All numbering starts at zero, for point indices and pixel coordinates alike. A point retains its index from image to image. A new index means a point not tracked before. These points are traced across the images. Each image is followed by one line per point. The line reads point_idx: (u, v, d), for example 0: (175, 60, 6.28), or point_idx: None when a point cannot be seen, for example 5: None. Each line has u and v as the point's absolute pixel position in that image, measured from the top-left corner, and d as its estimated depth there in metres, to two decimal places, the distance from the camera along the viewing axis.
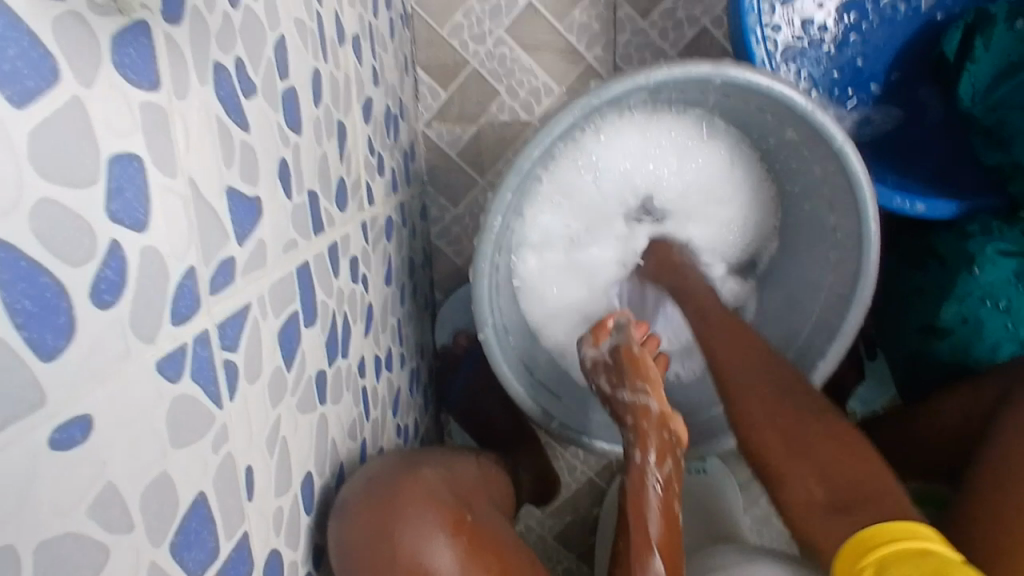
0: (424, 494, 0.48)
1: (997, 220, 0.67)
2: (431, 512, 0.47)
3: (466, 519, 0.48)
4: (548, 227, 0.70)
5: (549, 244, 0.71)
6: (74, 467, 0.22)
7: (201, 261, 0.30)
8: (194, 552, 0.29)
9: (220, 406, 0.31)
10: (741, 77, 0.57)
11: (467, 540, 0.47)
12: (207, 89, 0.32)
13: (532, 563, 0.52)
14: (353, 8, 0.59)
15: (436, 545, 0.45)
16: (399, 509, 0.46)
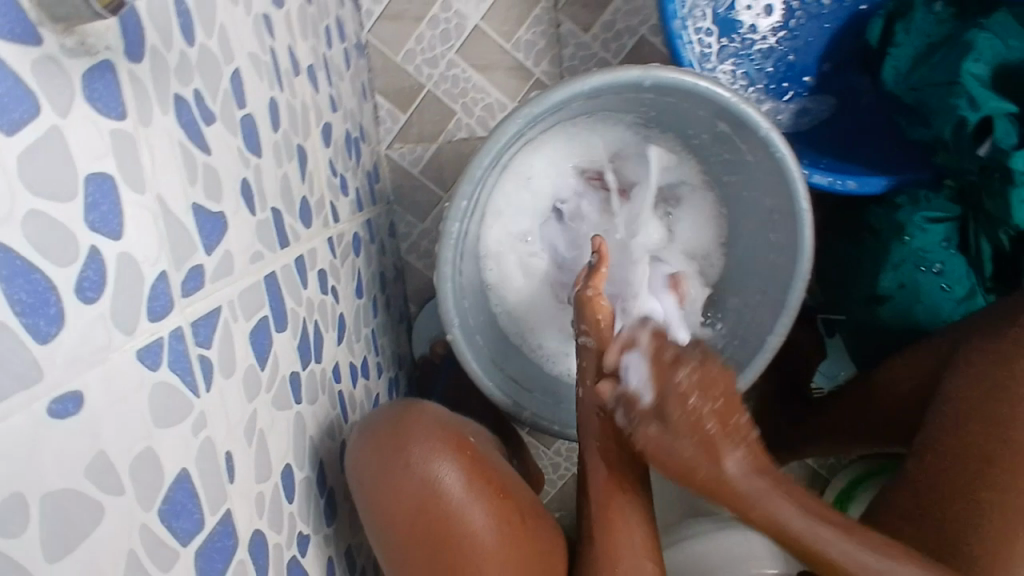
0: (429, 425, 0.57)
1: (924, 189, 0.71)
2: (434, 439, 0.56)
3: (467, 445, 0.58)
4: (503, 232, 0.75)
5: (505, 249, 0.75)
6: (73, 435, 0.26)
7: (172, 267, 0.34)
8: (183, 521, 0.33)
9: (198, 394, 0.35)
10: (668, 77, 0.61)
11: (469, 460, 0.57)
12: (169, 118, 0.36)
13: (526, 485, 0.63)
14: (306, 42, 0.64)
15: (444, 465, 0.54)
16: (408, 438, 0.56)
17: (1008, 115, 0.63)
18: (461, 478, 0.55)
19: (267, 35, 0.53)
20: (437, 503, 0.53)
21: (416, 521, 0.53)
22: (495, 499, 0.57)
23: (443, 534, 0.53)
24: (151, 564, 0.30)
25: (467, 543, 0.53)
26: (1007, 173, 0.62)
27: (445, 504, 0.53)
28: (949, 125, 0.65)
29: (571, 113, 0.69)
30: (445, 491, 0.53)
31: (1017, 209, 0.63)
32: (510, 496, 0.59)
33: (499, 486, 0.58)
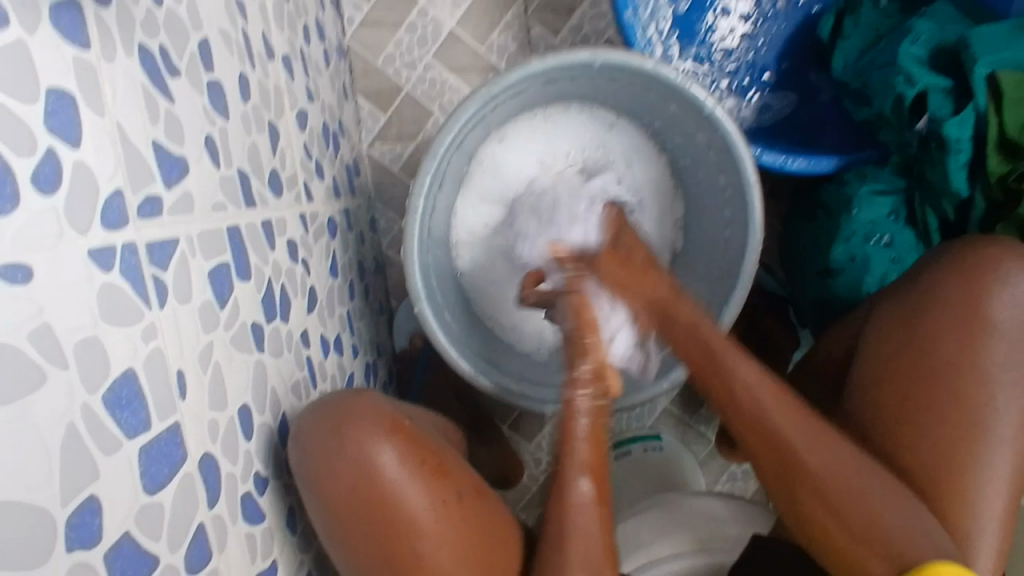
0: (371, 409, 0.58)
1: (870, 166, 0.77)
2: (375, 423, 0.57)
3: (403, 423, 0.59)
4: (473, 214, 0.80)
5: (477, 231, 0.81)
6: (13, 299, 0.30)
7: (128, 188, 0.38)
8: (128, 415, 0.35)
9: (149, 307, 0.38)
10: (615, 58, 0.66)
11: (406, 440, 0.57)
12: (133, 61, 0.40)
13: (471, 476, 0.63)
14: (282, 33, 0.69)
15: (380, 446, 0.56)
16: (350, 421, 0.56)
17: (942, 90, 0.68)
18: (397, 457, 0.56)
19: (239, 17, 0.58)
20: (374, 483, 0.55)
21: (354, 502, 0.54)
22: (435, 479, 0.57)
23: (382, 514, 0.54)
24: (90, 443, 0.33)
25: (406, 523, 0.55)
26: (942, 142, 0.67)
27: (382, 484, 0.55)
28: (889, 101, 0.70)
29: (531, 97, 0.74)
30: (382, 471, 0.55)
31: (954, 177, 0.68)
32: (453, 477, 0.59)
33: (440, 466, 0.59)
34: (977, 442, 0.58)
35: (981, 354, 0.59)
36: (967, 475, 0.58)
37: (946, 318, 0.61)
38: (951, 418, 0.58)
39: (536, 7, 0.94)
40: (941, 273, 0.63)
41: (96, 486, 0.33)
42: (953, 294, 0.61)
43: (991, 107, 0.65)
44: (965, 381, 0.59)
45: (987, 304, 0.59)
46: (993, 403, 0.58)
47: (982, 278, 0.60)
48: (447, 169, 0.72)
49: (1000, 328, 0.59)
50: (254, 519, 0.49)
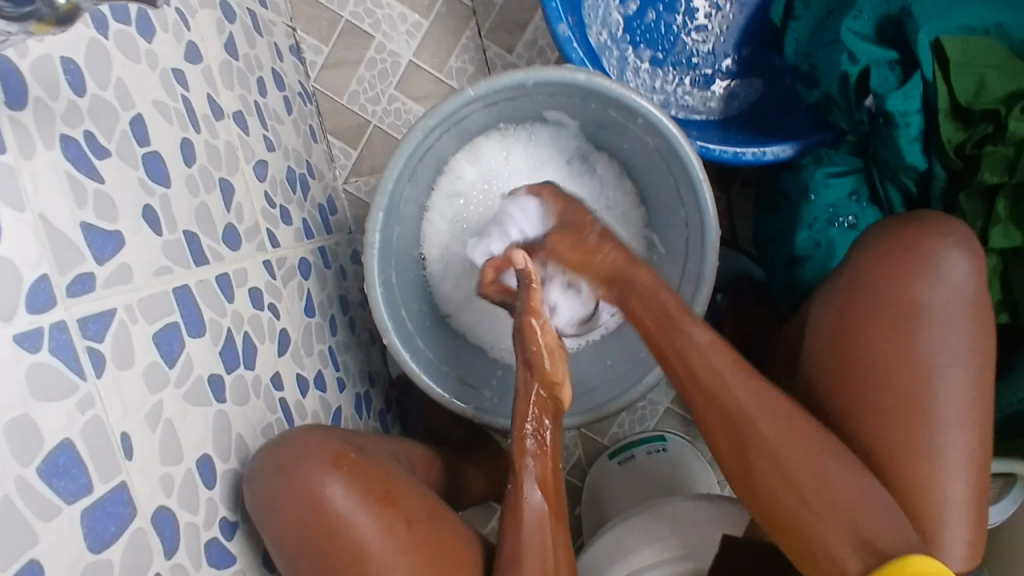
0: (317, 443, 0.60)
1: (826, 148, 0.79)
2: (319, 460, 0.59)
3: (349, 453, 0.61)
4: (438, 229, 0.83)
5: (448, 243, 0.83)
6: None
7: (55, 271, 0.41)
8: (67, 482, 0.39)
9: (85, 378, 0.42)
10: (547, 75, 0.67)
11: (351, 470, 0.59)
12: (55, 152, 0.44)
13: (427, 496, 0.64)
14: (232, 90, 0.72)
15: (326, 479, 0.58)
16: (296, 459, 0.58)
17: (887, 63, 0.70)
18: (344, 487, 0.58)
19: (178, 85, 0.61)
20: (323, 514, 0.57)
21: (304, 534, 0.57)
22: (382, 506, 0.59)
23: (334, 542, 0.57)
24: (29, 510, 0.37)
25: (356, 552, 0.57)
26: (888, 117, 0.70)
27: (331, 515, 0.57)
28: (835, 81, 0.72)
29: (477, 119, 0.77)
30: (329, 501, 0.57)
31: (908, 151, 0.70)
32: (402, 502, 0.60)
33: (387, 491, 0.60)
34: (929, 426, 0.58)
35: (915, 343, 0.59)
36: (922, 457, 0.58)
37: (875, 307, 0.61)
38: (897, 412, 0.59)
39: (488, 28, 0.97)
40: (874, 247, 0.64)
41: (37, 550, 0.37)
42: (877, 283, 0.62)
43: (938, 75, 0.68)
44: (907, 373, 0.59)
45: (917, 294, 0.60)
46: (936, 388, 0.58)
47: (911, 266, 0.61)
48: (401, 200, 0.74)
49: (931, 311, 0.59)
50: (221, 563, 0.52)
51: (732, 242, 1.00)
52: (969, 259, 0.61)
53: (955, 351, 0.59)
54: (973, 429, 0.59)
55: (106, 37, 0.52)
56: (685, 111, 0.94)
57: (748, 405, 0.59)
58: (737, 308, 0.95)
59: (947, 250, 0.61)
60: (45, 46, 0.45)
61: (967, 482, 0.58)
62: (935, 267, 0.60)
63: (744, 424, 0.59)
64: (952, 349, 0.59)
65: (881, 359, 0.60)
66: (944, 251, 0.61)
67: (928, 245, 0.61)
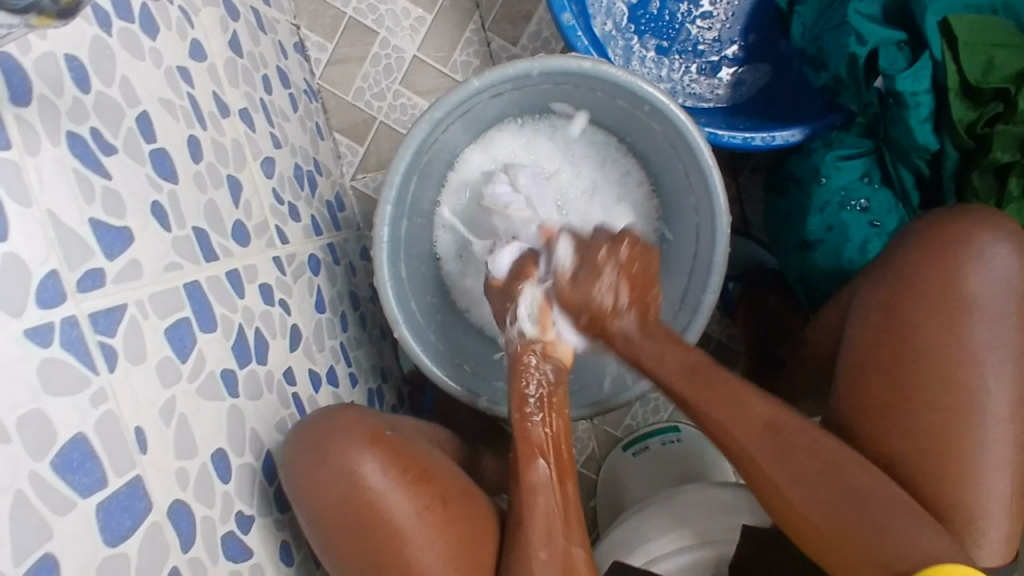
0: (355, 424, 0.60)
1: (836, 131, 0.78)
2: (357, 440, 0.59)
3: (385, 433, 0.61)
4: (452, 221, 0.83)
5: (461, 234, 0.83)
6: None
7: (64, 266, 0.41)
8: (80, 476, 0.39)
9: (96, 372, 0.42)
10: (553, 63, 0.67)
11: (387, 449, 0.60)
12: (61, 149, 0.44)
13: (457, 474, 0.64)
14: (237, 88, 0.72)
15: (363, 459, 0.58)
16: (335, 442, 0.58)
17: (895, 43, 0.70)
18: (380, 467, 0.58)
19: (182, 83, 0.61)
20: (359, 494, 0.57)
21: (339, 514, 0.57)
22: (417, 485, 0.59)
23: (369, 522, 0.57)
24: (42, 504, 0.37)
25: (392, 531, 0.57)
26: (898, 97, 0.69)
27: (368, 494, 0.57)
28: (842, 64, 0.71)
29: (485, 111, 0.76)
30: (366, 481, 0.58)
31: (919, 131, 0.69)
32: (436, 481, 0.61)
33: (422, 470, 0.60)
34: (974, 419, 0.57)
35: (965, 334, 0.58)
36: (967, 450, 0.57)
37: (924, 294, 0.59)
38: (943, 403, 0.57)
39: (492, 20, 0.97)
40: (910, 242, 0.63)
41: (51, 544, 0.37)
42: (924, 273, 0.60)
43: (947, 53, 0.67)
44: (958, 360, 0.57)
45: (966, 281, 0.59)
46: (985, 379, 0.57)
47: (954, 256, 0.60)
48: (409, 194, 0.73)
49: (978, 302, 0.58)
50: (239, 557, 0.52)
51: (744, 229, 0.99)
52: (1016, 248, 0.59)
53: (1003, 346, 0.57)
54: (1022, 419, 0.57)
55: (110, 35, 0.52)
56: (692, 99, 0.93)
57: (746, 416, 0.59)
58: (750, 297, 0.94)
59: (992, 236, 0.60)
60: (49, 44, 0.45)
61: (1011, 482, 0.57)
62: (977, 258, 0.59)
63: (767, 442, 0.58)
64: (1002, 338, 0.57)
65: (929, 350, 0.58)
66: (980, 238, 0.60)
67: (976, 239, 0.60)
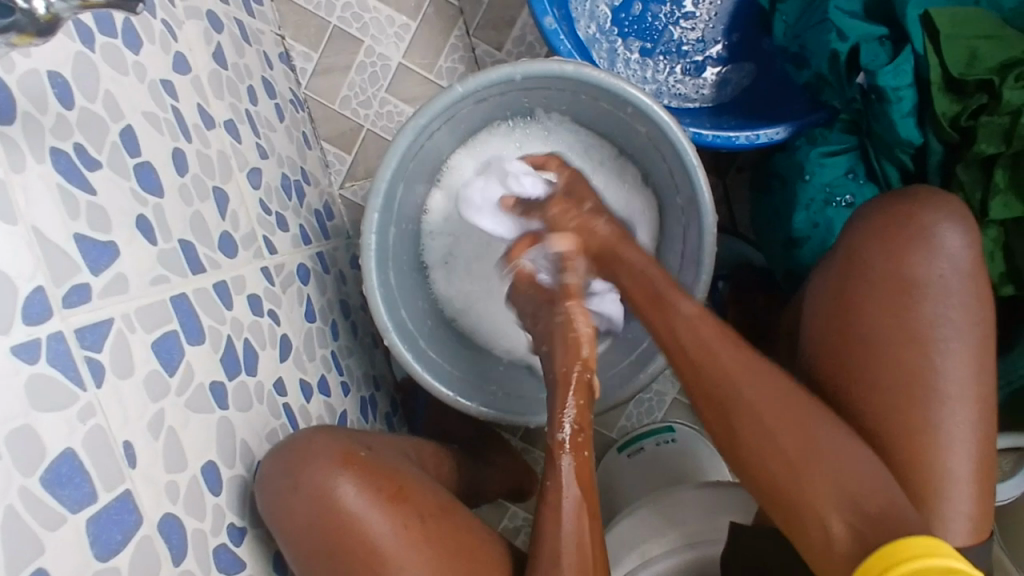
0: (328, 445, 0.60)
1: (819, 128, 0.78)
2: (329, 461, 0.59)
3: (358, 453, 0.61)
4: (437, 226, 0.83)
5: (448, 238, 0.83)
6: None
7: (50, 282, 0.41)
8: (70, 491, 0.39)
9: (84, 388, 0.42)
10: (534, 67, 0.68)
11: (361, 469, 0.60)
12: (45, 165, 0.44)
13: (436, 491, 0.64)
14: (222, 100, 0.72)
15: (337, 479, 0.58)
16: (308, 463, 0.58)
17: (876, 38, 0.71)
18: (355, 487, 0.58)
19: (167, 96, 0.61)
20: (334, 514, 0.57)
21: (318, 533, 0.57)
22: (393, 502, 0.59)
23: (346, 541, 0.57)
24: (32, 521, 0.37)
25: (369, 549, 0.57)
26: (880, 93, 0.69)
27: (343, 514, 0.57)
28: (824, 61, 0.72)
29: (468, 115, 0.77)
30: (340, 500, 0.57)
31: (902, 125, 0.70)
32: (414, 499, 0.60)
33: (398, 488, 0.60)
34: (928, 399, 0.58)
35: (916, 317, 0.59)
36: (924, 427, 0.58)
37: (876, 280, 0.60)
38: (903, 380, 0.59)
39: (476, 26, 0.97)
40: (875, 222, 0.63)
41: (43, 558, 0.37)
42: (872, 258, 0.61)
43: (928, 47, 0.68)
44: (909, 343, 0.59)
45: (918, 271, 0.60)
46: (936, 360, 0.58)
47: (905, 240, 0.60)
48: (396, 200, 0.74)
49: (924, 285, 0.59)
50: (229, 568, 0.52)
51: (731, 228, 0.99)
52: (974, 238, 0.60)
53: (953, 326, 0.58)
54: (979, 402, 0.58)
55: (93, 51, 0.52)
56: (677, 100, 0.93)
57: (731, 368, 0.59)
58: (740, 296, 0.94)
59: (946, 224, 0.60)
60: (31, 61, 0.45)
61: (972, 464, 0.58)
62: (926, 241, 0.60)
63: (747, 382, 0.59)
64: (951, 321, 0.59)
65: (889, 328, 0.59)
66: (942, 227, 0.60)
67: (925, 220, 0.60)
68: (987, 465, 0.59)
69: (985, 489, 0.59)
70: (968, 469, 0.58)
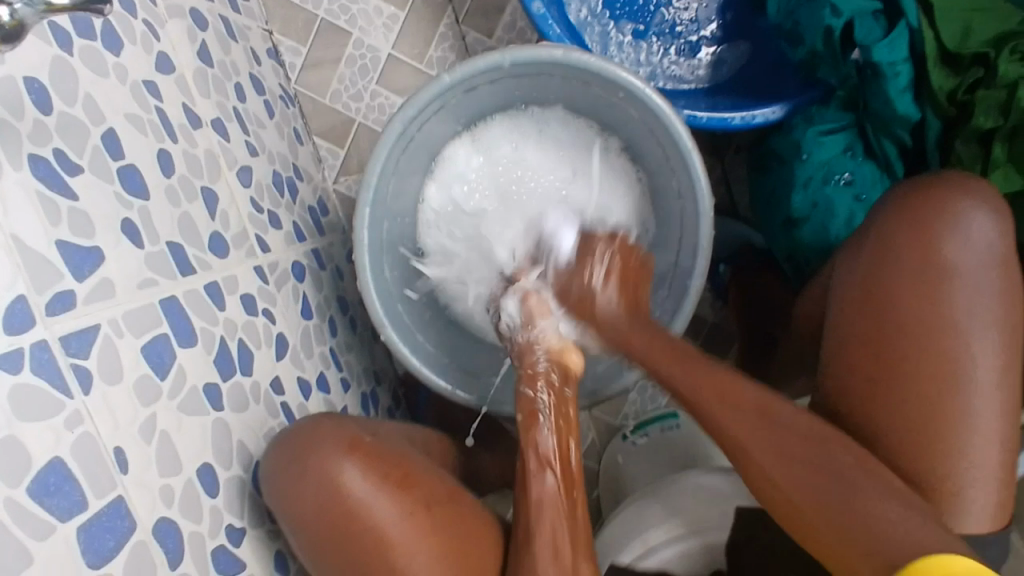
0: (335, 433, 0.60)
1: (814, 107, 0.76)
2: (336, 450, 0.59)
3: (363, 439, 0.61)
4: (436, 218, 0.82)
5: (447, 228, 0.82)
6: None
7: (32, 291, 0.41)
8: (58, 500, 0.39)
9: (71, 396, 0.41)
10: (524, 52, 0.67)
11: (367, 456, 0.59)
12: (24, 172, 0.43)
13: (443, 478, 0.64)
14: (209, 98, 0.71)
15: (343, 466, 0.58)
16: (316, 453, 0.58)
17: (871, 13, 0.69)
18: (362, 474, 0.58)
19: (150, 97, 0.60)
20: (341, 501, 0.57)
21: (324, 522, 0.57)
22: (399, 489, 0.59)
23: (352, 530, 0.57)
24: (20, 532, 0.37)
25: (377, 539, 0.57)
26: (876, 68, 0.68)
27: (350, 502, 0.57)
28: (819, 37, 0.70)
29: (461, 104, 0.76)
30: (346, 487, 0.57)
31: (899, 101, 0.69)
32: (419, 485, 0.60)
33: (404, 474, 0.60)
34: (957, 393, 0.56)
35: (943, 304, 0.57)
36: (954, 423, 0.56)
37: (901, 267, 0.59)
38: (931, 373, 0.57)
39: (466, 14, 0.96)
40: (891, 206, 0.62)
41: (32, 569, 0.37)
42: (900, 241, 0.60)
43: (923, 22, 0.67)
44: (937, 335, 0.57)
45: (947, 254, 0.58)
46: (967, 347, 0.56)
47: (936, 224, 0.59)
48: (387, 194, 0.73)
49: (954, 270, 0.58)
50: (230, 569, 0.52)
51: (731, 210, 0.98)
52: (996, 222, 0.59)
53: (984, 310, 0.57)
54: (1006, 389, 0.57)
55: (71, 54, 0.51)
56: (672, 81, 0.92)
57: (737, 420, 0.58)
58: (741, 279, 0.93)
59: (976, 209, 0.59)
60: (5, 67, 0.44)
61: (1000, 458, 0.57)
62: (957, 222, 0.58)
63: (759, 435, 0.58)
64: (982, 306, 0.57)
65: (914, 322, 0.58)
66: (971, 211, 0.59)
67: (955, 203, 0.59)
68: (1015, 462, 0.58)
69: (1009, 481, 0.58)
70: (993, 460, 0.57)
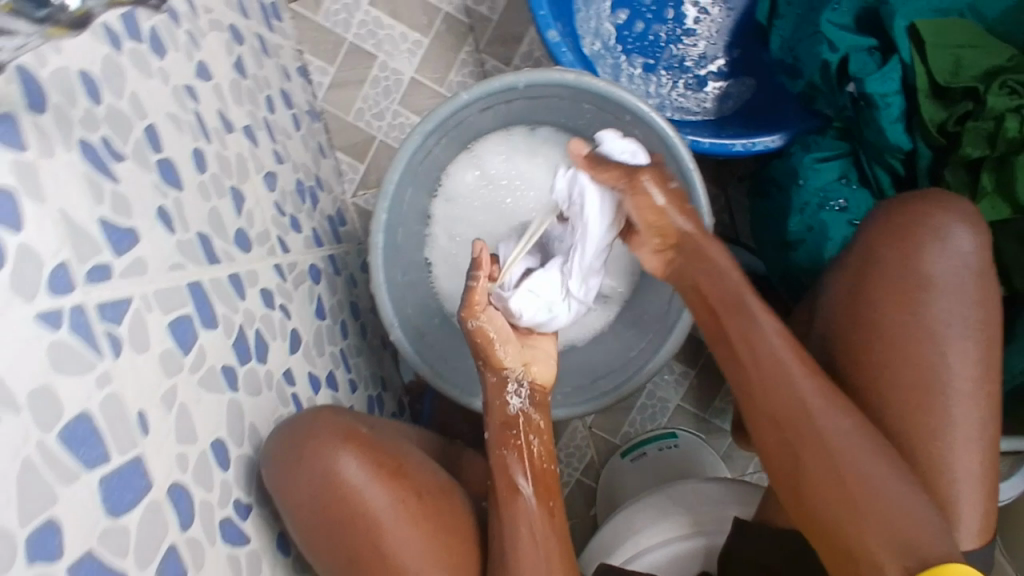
0: (335, 424, 0.63)
1: (812, 136, 0.81)
2: (336, 439, 0.62)
3: (360, 431, 0.64)
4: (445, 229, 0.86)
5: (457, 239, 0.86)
6: None
7: (74, 259, 0.44)
8: (85, 449, 0.42)
9: (101, 356, 0.45)
10: (537, 75, 0.71)
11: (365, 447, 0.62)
12: (73, 153, 0.47)
13: (435, 472, 0.67)
14: (242, 107, 0.76)
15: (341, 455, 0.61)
16: (318, 441, 0.61)
17: (866, 49, 0.73)
18: (358, 463, 0.61)
19: (189, 100, 0.65)
20: (337, 488, 0.60)
21: (319, 507, 0.59)
22: (392, 478, 0.62)
23: (347, 516, 0.59)
24: (48, 473, 0.39)
25: (370, 525, 0.59)
26: (869, 99, 0.72)
27: (347, 489, 0.60)
28: (816, 70, 0.75)
29: (476, 120, 0.80)
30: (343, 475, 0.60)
31: (891, 131, 0.73)
32: (410, 477, 0.63)
33: (396, 465, 0.63)
34: (940, 401, 0.60)
35: (927, 316, 0.61)
36: (941, 431, 0.59)
37: (888, 281, 0.62)
38: (918, 382, 0.60)
39: (486, 43, 1.02)
40: (877, 224, 0.66)
41: (55, 509, 0.39)
42: (886, 257, 0.63)
43: (915, 56, 0.71)
44: (923, 346, 0.60)
45: (930, 271, 0.62)
46: (947, 359, 0.60)
47: (919, 237, 0.62)
48: (403, 202, 0.77)
49: (938, 284, 0.61)
50: (236, 541, 0.55)
51: (734, 236, 1.01)
52: (972, 233, 0.62)
53: (963, 321, 0.61)
54: (985, 399, 0.60)
55: (121, 54, 0.56)
56: (679, 112, 0.96)
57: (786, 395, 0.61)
58: None
59: (958, 226, 0.62)
60: (64, 60, 0.49)
61: (979, 465, 0.60)
62: (940, 240, 0.62)
63: (801, 412, 0.60)
64: (961, 319, 0.61)
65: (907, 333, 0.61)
66: (953, 227, 0.62)
67: (937, 221, 0.63)
68: (994, 466, 0.61)
69: (992, 492, 0.60)
70: (975, 468, 0.59)
